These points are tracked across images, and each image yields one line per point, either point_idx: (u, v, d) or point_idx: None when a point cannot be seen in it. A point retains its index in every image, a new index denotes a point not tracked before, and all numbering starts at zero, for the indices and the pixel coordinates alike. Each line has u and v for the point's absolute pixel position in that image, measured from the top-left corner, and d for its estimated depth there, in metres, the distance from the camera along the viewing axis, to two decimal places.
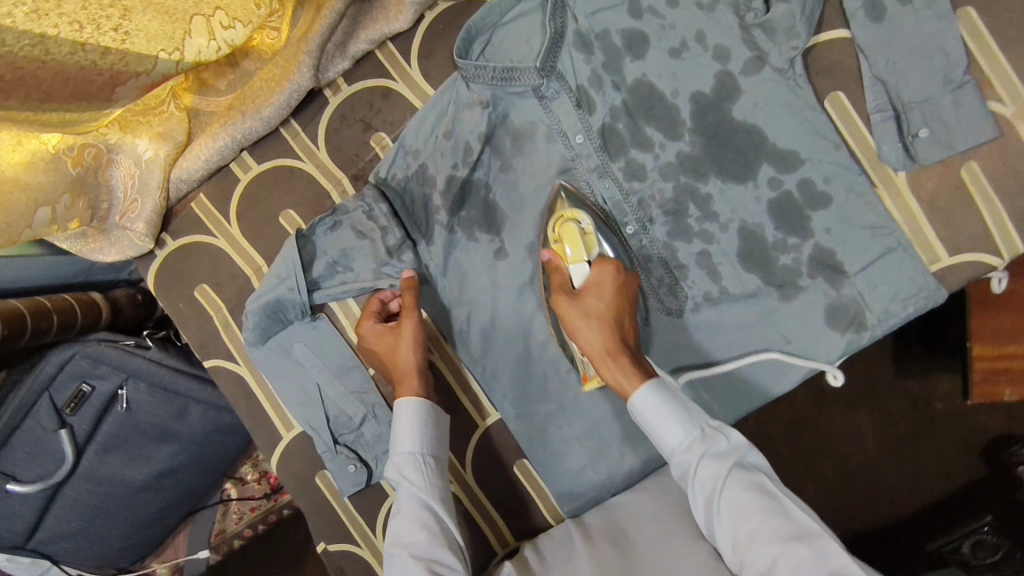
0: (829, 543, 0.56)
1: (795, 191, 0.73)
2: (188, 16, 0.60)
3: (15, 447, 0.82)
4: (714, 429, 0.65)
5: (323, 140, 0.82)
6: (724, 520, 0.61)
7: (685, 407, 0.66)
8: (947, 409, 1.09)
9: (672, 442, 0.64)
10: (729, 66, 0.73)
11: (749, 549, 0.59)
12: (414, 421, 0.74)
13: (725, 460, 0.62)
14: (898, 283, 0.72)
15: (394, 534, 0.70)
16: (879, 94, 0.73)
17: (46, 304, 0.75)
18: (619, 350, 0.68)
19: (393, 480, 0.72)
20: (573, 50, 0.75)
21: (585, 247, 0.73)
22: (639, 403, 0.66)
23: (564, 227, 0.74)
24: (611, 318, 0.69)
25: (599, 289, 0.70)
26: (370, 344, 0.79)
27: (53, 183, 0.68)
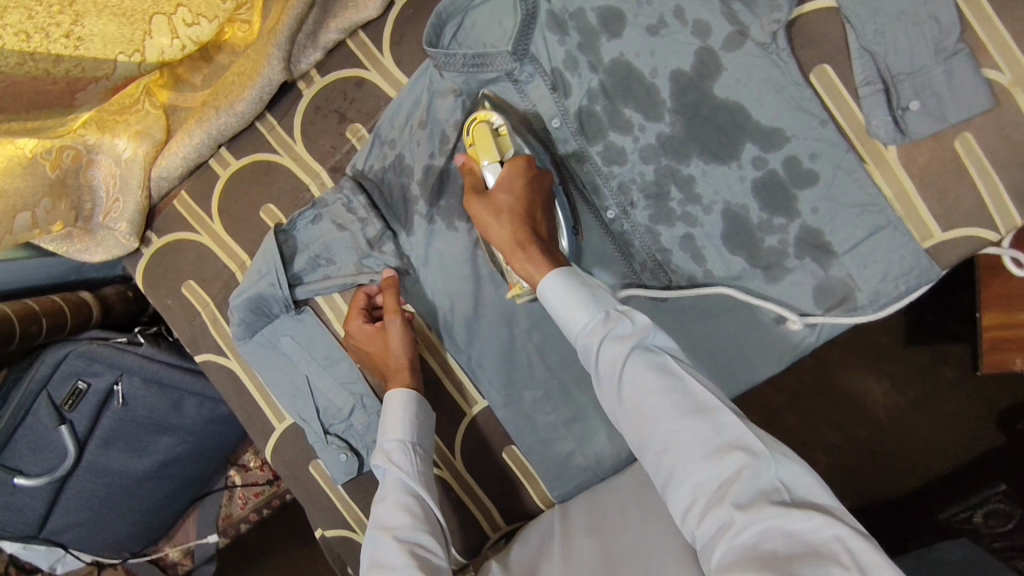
0: (728, 417, 0.54)
1: (780, 170, 0.71)
2: (148, 16, 0.59)
3: (19, 443, 0.86)
4: (619, 311, 0.60)
5: (298, 133, 0.81)
6: (625, 402, 0.57)
7: (588, 291, 0.61)
8: (955, 382, 1.06)
9: (577, 326, 0.60)
10: (709, 42, 0.70)
11: (647, 429, 0.55)
12: (402, 408, 0.74)
13: (627, 342, 0.58)
14: (888, 262, 0.70)
15: (377, 517, 0.68)
16: (868, 66, 0.69)
17: (35, 308, 0.76)
18: (527, 240, 0.66)
19: (380, 467, 0.72)
20: (546, 32, 0.73)
21: (500, 148, 0.71)
22: (546, 291, 0.63)
23: (478, 130, 0.71)
24: (520, 211, 0.67)
25: (507, 183, 0.68)
26: (358, 342, 0.79)
27: (31, 189, 0.69)
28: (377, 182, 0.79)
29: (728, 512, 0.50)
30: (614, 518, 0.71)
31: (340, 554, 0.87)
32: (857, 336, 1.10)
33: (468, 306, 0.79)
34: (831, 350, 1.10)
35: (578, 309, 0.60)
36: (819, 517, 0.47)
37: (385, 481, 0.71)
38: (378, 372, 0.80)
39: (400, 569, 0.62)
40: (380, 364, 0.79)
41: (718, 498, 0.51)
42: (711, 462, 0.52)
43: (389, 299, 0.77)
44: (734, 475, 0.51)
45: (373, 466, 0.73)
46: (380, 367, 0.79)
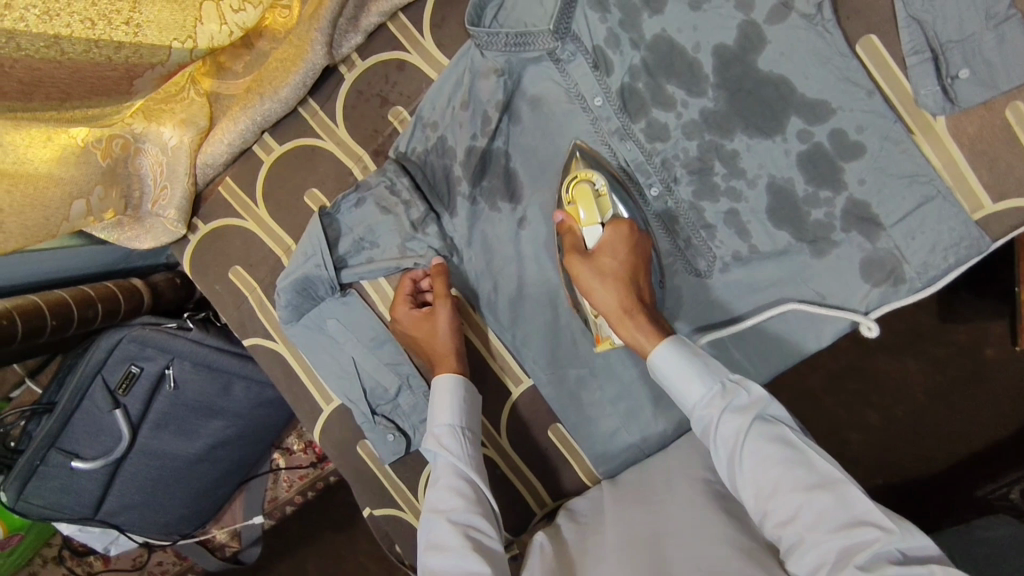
0: (852, 489, 0.56)
1: (826, 142, 0.70)
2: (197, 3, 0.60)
3: (76, 426, 0.89)
4: (735, 383, 0.64)
5: (341, 117, 0.82)
6: (746, 472, 0.61)
7: (708, 364, 0.66)
8: (996, 356, 1.05)
9: (694, 397, 0.64)
10: (753, 15, 0.70)
11: (771, 500, 0.58)
12: (449, 393, 0.75)
13: (747, 414, 0.62)
14: (937, 233, 0.69)
15: (431, 500, 0.70)
16: (916, 35, 0.68)
17: (91, 293, 0.78)
18: (634, 307, 0.69)
19: (430, 450, 0.74)
20: (587, 9, 0.73)
21: (599, 209, 0.73)
22: (657, 359, 0.66)
23: (579, 189, 0.73)
24: (626, 278, 0.69)
25: (615, 249, 0.70)
26: (404, 329, 0.80)
27: (84, 177, 0.71)
28: (423, 166, 0.79)
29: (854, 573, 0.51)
30: (662, 490, 0.71)
31: (388, 532, 0.89)
32: (895, 313, 1.10)
33: (512, 286, 0.80)
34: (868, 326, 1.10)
35: (697, 379, 0.65)
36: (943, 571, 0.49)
37: (435, 464, 0.73)
38: (423, 357, 0.81)
39: (457, 551, 0.64)
40: (426, 351, 0.80)
41: (844, 563, 0.53)
42: (837, 531, 0.54)
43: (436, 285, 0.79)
44: (862, 544, 0.53)
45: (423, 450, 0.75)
46: (424, 351, 0.80)
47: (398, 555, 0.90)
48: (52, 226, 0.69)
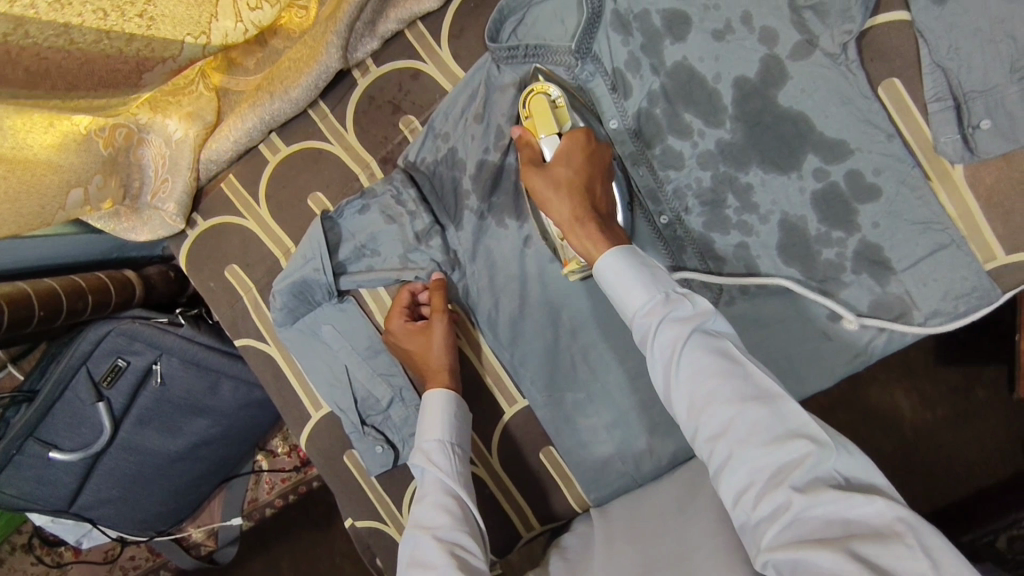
0: (789, 403, 0.52)
1: (841, 183, 0.70)
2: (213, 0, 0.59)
3: (57, 417, 0.87)
4: (680, 294, 0.59)
5: (351, 122, 0.81)
6: (681, 384, 0.56)
7: (651, 272, 0.61)
8: (987, 404, 1.05)
9: (634, 305, 0.60)
10: (777, 50, 0.69)
11: (704, 413, 0.54)
12: (441, 411, 0.73)
13: (686, 323, 0.57)
14: (948, 281, 0.69)
15: (417, 517, 0.67)
16: (939, 82, 0.67)
17: (82, 284, 0.76)
18: (587, 215, 0.66)
19: (420, 468, 0.71)
20: (610, 31, 0.72)
21: (559, 120, 0.71)
22: (603, 268, 0.62)
23: (536, 102, 0.71)
24: (579, 186, 0.67)
25: (569, 160, 0.68)
26: (399, 341, 0.78)
27: (84, 165, 0.70)
28: (433, 176, 0.78)
29: (786, 493, 0.49)
30: (653, 520, 0.70)
31: (369, 545, 0.87)
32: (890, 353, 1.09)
33: (514, 304, 0.79)
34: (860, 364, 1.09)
35: (638, 288, 0.60)
36: (883, 504, 0.47)
37: (424, 482, 0.70)
38: (418, 373, 0.80)
39: (441, 569, 0.61)
40: (420, 365, 0.78)
41: (776, 482, 0.50)
42: (771, 447, 0.51)
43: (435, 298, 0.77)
44: (794, 461, 0.50)
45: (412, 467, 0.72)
46: (417, 367, 0.79)
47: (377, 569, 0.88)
48: (47, 214, 0.68)
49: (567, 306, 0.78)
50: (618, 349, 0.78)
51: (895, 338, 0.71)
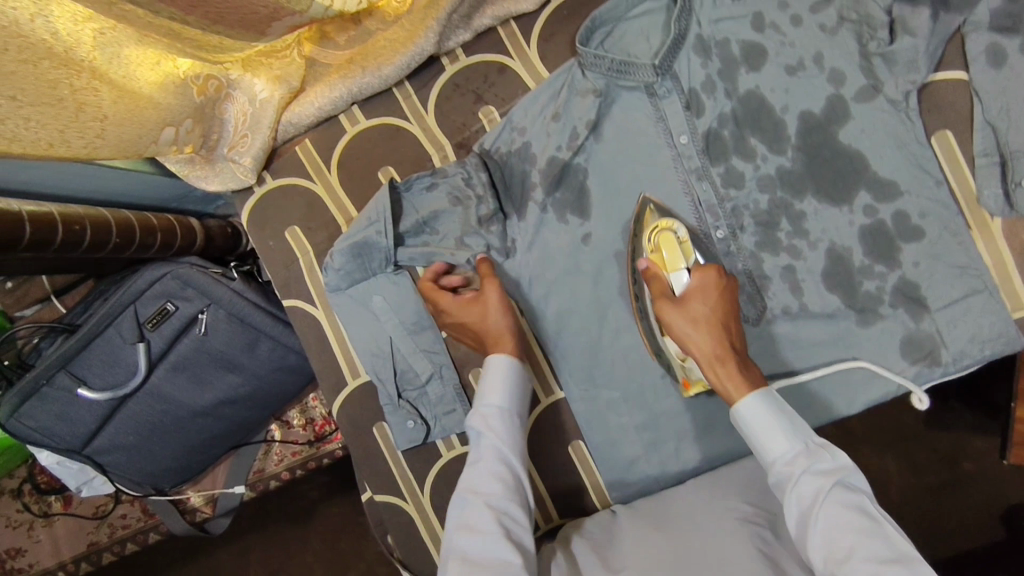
0: (926, 568, 0.53)
1: (888, 221, 0.75)
2: None
3: (93, 354, 0.87)
4: (821, 447, 0.63)
5: (432, 105, 0.85)
6: (817, 531, 0.58)
7: (793, 421, 0.64)
8: (976, 470, 1.09)
9: (775, 452, 0.63)
10: (843, 90, 0.74)
11: (839, 564, 0.56)
12: (501, 376, 0.74)
13: (829, 478, 0.60)
14: (978, 325, 0.73)
15: (470, 480, 0.69)
16: (988, 139, 0.73)
17: (153, 222, 0.78)
18: (726, 354, 0.67)
19: (476, 431, 0.72)
20: (692, 53, 0.77)
21: (684, 253, 0.74)
22: (743, 410, 0.65)
23: (662, 238, 0.75)
24: (718, 324, 0.68)
25: (709, 296, 0.69)
26: (452, 314, 0.78)
27: (178, 106, 0.73)
28: (507, 168, 0.82)
29: None
30: (682, 519, 0.72)
31: (384, 519, 0.87)
32: (888, 410, 1.12)
33: (565, 298, 0.82)
34: (856, 417, 1.12)
35: (780, 434, 0.63)
36: None
37: (479, 444, 0.72)
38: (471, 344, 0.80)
39: (491, 535, 0.64)
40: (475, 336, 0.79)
41: None
42: None
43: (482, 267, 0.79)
44: None
45: (469, 428, 0.73)
46: (476, 340, 0.79)
47: (389, 547, 0.89)
48: (140, 146, 0.70)
49: (615, 306, 0.82)
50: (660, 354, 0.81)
51: (923, 374, 0.75)
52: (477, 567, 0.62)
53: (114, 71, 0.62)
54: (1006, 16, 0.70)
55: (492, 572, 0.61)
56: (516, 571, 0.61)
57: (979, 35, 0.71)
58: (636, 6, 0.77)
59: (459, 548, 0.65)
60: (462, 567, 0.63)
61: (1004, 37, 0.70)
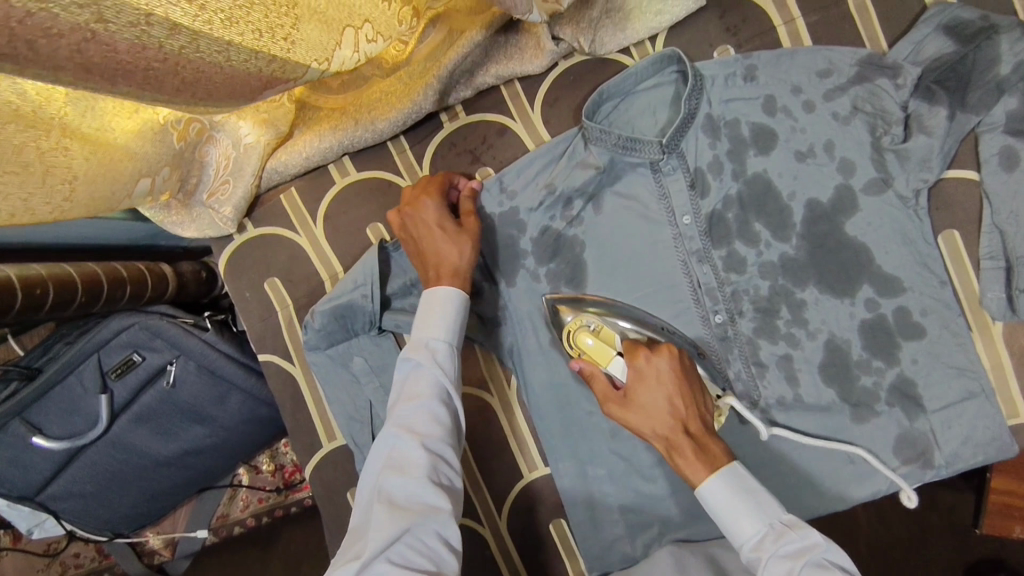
0: None
1: (890, 317, 0.73)
2: (341, 26, 0.57)
3: (51, 402, 0.82)
4: (787, 524, 0.60)
5: (427, 163, 0.82)
6: None
7: (756, 499, 0.62)
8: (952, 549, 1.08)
9: (742, 537, 0.61)
10: (852, 181, 0.72)
11: None
12: (452, 308, 0.67)
13: (799, 560, 0.57)
14: (972, 429, 0.72)
15: (405, 415, 0.62)
16: (995, 242, 0.71)
17: (123, 273, 0.73)
18: (679, 441, 0.64)
19: (416, 362, 0.65)
20: (700, 132, 0.74)
21: (600, 340, 0.70)
22: (704, 500, 0.63)
23: (576, 337, 0.71)
24: (665, 411, 0.65)
25: (653, 384, 0.66)
26: (429, 224, 0.72)
27: (156, 155, 0.68)
28: (492, 222, 0.78)
29: None
30: None
31: None
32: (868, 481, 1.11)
33: (554, 370, 0.79)
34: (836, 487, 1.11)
35: (745, 517, 0.61)
36: None
37: (417, 376, 0.65)
38: (419, 258, 0.73)
39: (421, 482, 0.59)
40: (427, 262, 0.71)
41: None
42: None
43: (468, 203, 0.75)
44: None
45: (407, 356, 0.66)
46: (425, 267, 0.72)
47: None
48: (114, 201, 0.66)
49: None
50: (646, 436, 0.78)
51: (914, 474, 0.73)
52: (405, 513, 0.58)
53: (85, 123, 0.56)
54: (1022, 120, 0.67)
55: (420, 520, 0.58)
56: (445, 519, 0.59)
57: (993, 137, 0.69)
58: (647, 79, 0.74)
59: (385, 489, 0.59)
60: (391, 510, 0.58)
61: (1017, 140, 0.68)
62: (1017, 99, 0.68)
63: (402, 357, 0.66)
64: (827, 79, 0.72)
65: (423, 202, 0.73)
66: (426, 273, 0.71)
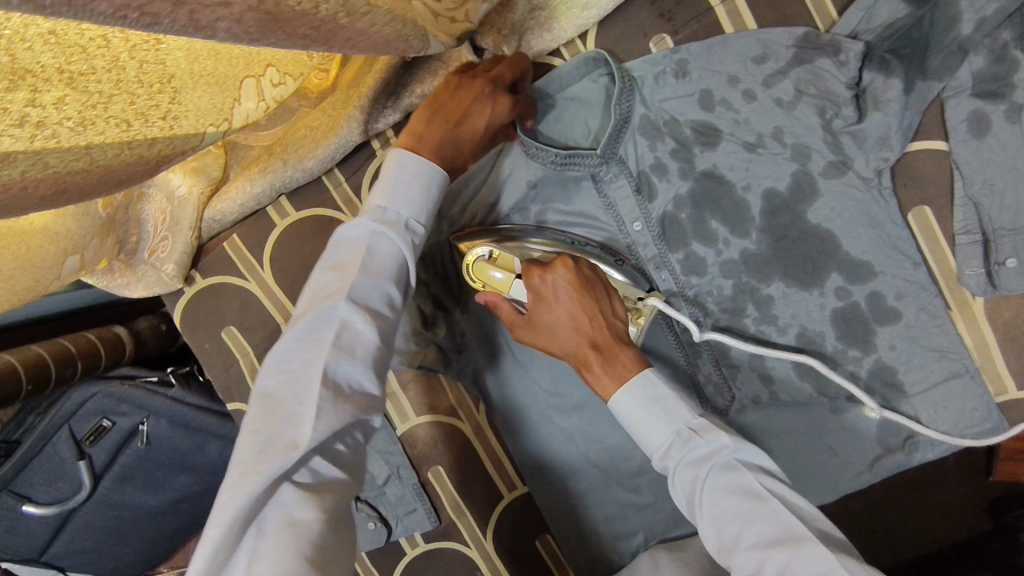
0: (813, 546, 0.47)
1: (863, 303, 0.67)
2: (238, 81, 0.52)
3: (33, 472, 0.81)
4: (693, 429, 0.56)
5: (366, 194, 0.79)
6: (705, 525, 0.53)
7: (662, 405, 0.57)
8: None
9: (650, 449, 0.58)
10: (808, 167, 0.67)
11: (731, 558, 0.51)
12: (435, 182, 0.59)
13: (704, 467, 0.54)
14: (960, 410, 0.67)
15: (367, 288, 0.53)
16: (970, 215, 0.66)
17: (71, 348, 0.74)
18: (589, 359, 0.61)
19: (386, 228, 0.56)
20: (639, 136, 0.71)
21: (504, 269, 0.64)
22: (616, 409, 0.59)
23: (479, 271, 0.65)
24: (573, 328, 0.61)
25: (553, 302, 0.62)
26: (486, 126, 0.63)
27: (81, 230, 0.65)
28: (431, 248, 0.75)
29: None
30: None
31: None
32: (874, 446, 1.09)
33: (520, 391, 0.78)
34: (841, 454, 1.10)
35: (650, 428, 0.57)
36: None
37: (381, 243, 0.55)
38: (449, 109, 0.61)
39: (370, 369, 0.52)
40: (459, 126, 0.61)
41: None
42: None
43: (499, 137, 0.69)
44: None
45: (375, 224, 0.55)
46: (443, 121, 0.61)
47: None
48: (42, 286, 0.63)
49: (573, 399, 0.76)
50: (620, 448, 0.76)
51: (901, 461, 0.70)
52: (351, 403, 0.50)
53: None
54: (992, 79, 0.62)
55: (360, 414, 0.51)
56: (377, 412, 0.54)
57: (960, 101, 0.64)
58: (569, 89, 0.71)
59: (333, 366, 0.50)
60: (338, 396, 0.49)
61: (987, 102, 0.62)
62: (983, 57, 0.62)
63: (366, 221, 0.56)
64: (764, 65, 0.67)
65: (506, 99, 0.64)
66: (448, 129, 0.61)
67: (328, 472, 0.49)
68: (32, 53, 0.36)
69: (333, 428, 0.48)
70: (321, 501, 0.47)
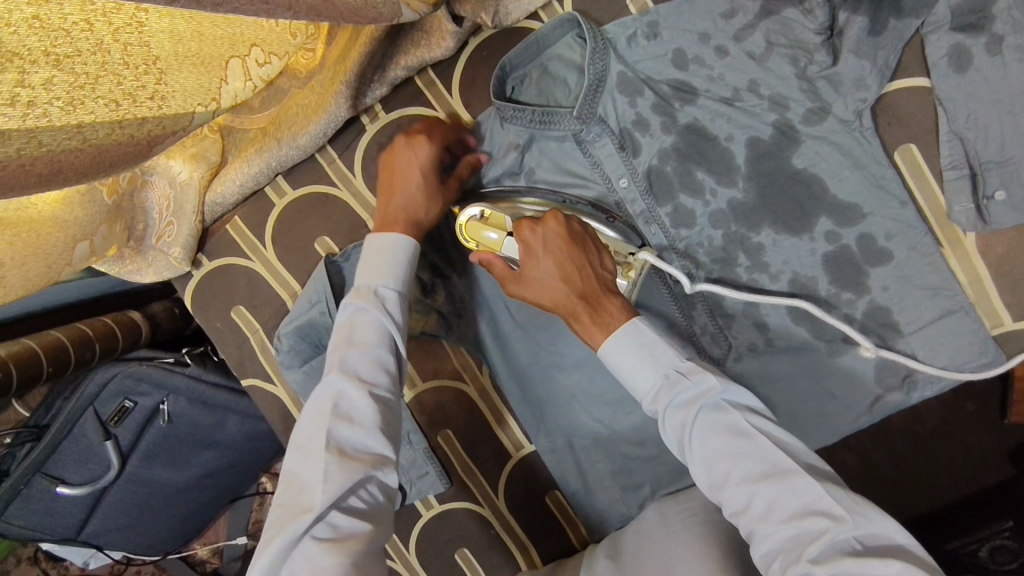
0: (801, 479, 0.51)
1: (853, 245, 0.68)
2: (223, 59, 0.55)
3: (65, 455, 0.85)
4: (681, 372, 0.57)
5: (359, 168, 0.80)
6: (695, 462, 0.55)
7: (650, 350, 0.59)
8: None
9: (640, 392, 0.59)
10: (788, 115, 0.67)
11: (722, 492, 0.54)
12: (400, 255, 0.66)
13: (693, 408, 0.56)
14: (956, 346, 0.67)
15: (353, 361, 0.60)
16: (956, 150, 0.66)
17: (89, 332, 0.77)
18: (578, 309, 0.62)
19: (361, 307, 0.63)
20: (616, 93, 0.72)
21: (497, 229, 0.67)
22: (605, 355, 0.60)
23: (472, 232, 0.68)
24: (561, 278, 0.62)
25: (541, 254, 0.63)
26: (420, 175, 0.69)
27: (89, 216, 0.68)
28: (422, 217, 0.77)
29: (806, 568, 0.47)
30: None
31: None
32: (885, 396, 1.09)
33: (519, 352, 0.80)
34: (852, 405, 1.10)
35: (640, 373, 0.59)
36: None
37: (361, 320, 0.62)
38: (386, 183, 0.70)
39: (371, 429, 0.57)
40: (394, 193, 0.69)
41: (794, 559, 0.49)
42: (789, 525, 0.50)
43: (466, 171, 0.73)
44: (811, 536, 0.49)
45: (353, 303, 0.63)
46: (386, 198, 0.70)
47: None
48: (53, 273, 0.66)
49: (572, 358, 0.78)
50: (622, 403, 0.78)
51: (900, 400, 0.71)
52: (355, 462, 0.55)
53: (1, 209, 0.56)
54: (971, 11, 0.61)
55: (370, 469, 0.56)
56: (391, 467, 0.58)
57: (940, 36, 0.63)
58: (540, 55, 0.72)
59: (333, 432, 0.56)
60: (341, 457, 0.55)
61: (967, 35, 0.62)
62: None
63: (349, 302, 0.64)
64: (733, 19, 0.68)
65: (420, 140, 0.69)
66: (388, 200, 0.69)
67: (347, 524, 0.53)
68: (19, 37, 0.37)
69: (343, 485, 0.54)
70: (341, 548, 0.51)
